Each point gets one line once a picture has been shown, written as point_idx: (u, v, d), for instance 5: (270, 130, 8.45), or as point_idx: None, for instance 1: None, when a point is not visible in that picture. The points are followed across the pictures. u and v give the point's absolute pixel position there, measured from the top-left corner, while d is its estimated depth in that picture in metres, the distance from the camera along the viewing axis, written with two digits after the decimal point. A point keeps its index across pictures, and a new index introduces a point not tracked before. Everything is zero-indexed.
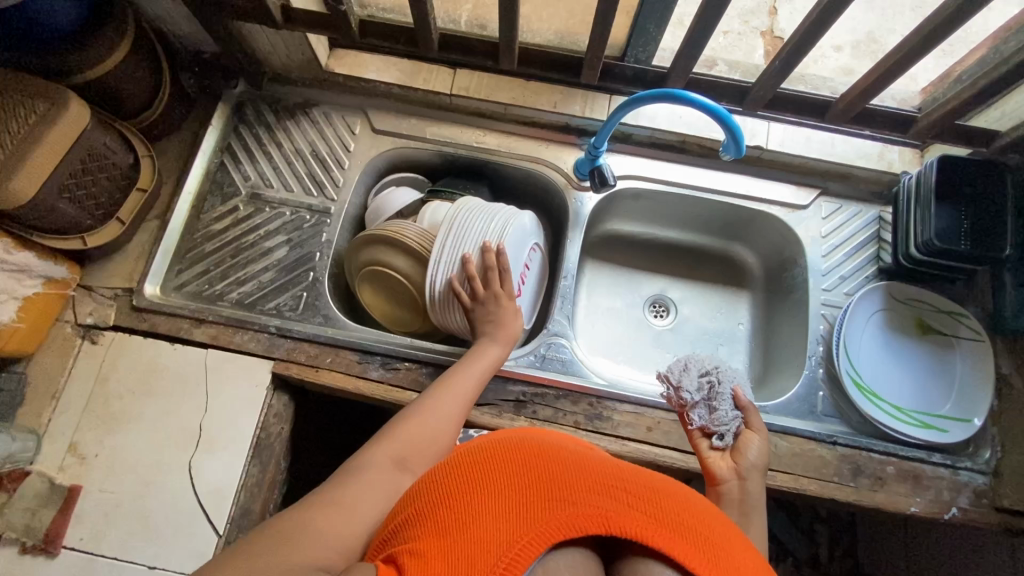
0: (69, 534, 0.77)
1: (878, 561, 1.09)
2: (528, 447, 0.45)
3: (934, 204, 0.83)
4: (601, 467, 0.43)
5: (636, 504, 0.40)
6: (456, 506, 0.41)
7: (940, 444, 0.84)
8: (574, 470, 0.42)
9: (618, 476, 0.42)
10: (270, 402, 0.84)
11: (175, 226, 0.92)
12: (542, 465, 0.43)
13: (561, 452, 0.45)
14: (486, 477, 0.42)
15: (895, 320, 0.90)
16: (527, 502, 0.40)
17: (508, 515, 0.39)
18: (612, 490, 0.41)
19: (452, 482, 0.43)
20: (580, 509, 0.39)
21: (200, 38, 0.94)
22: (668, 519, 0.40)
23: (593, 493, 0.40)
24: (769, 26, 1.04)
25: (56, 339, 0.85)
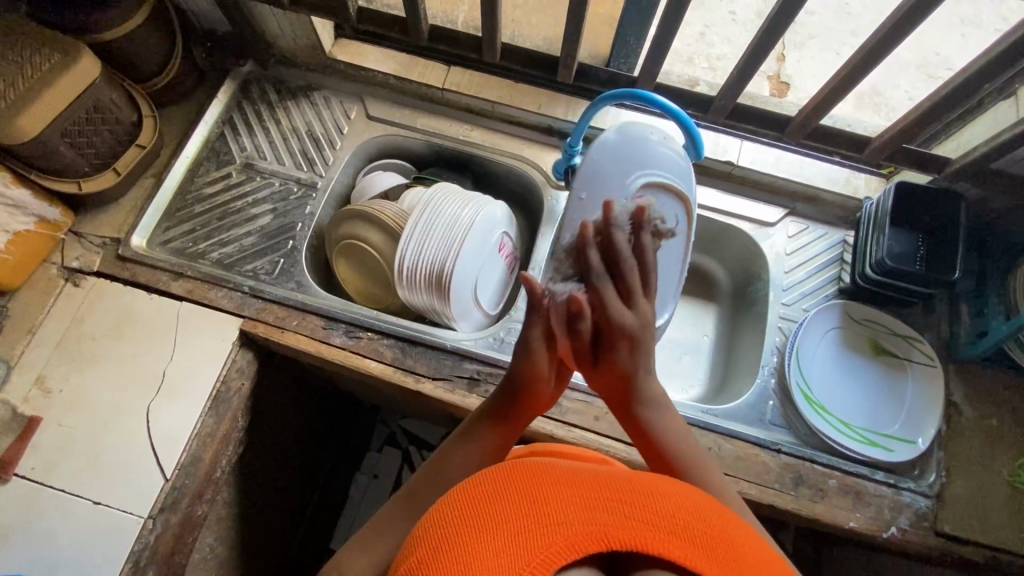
0: (23, 463, 0.80)
1: None
2: (514, 468, 0.40)
3: (889, 227, 0.86)
4: (588, 477, 0.40)
5: (643, 516, 0.37)
6: (454, 546, 0.36)
7: (884, 462, 0.85)
8: (567, 485, 0.38)
9: (613, 488, 0.39)
10: (234, 357, 0.87)
11: (169, 186, 0.98)
12: (532, 480, 0.39)
13: (552, 466, 0.41)
14: (480, 511, 0.38)
15: (850, 339, 0.92)
16: (527, 529, 0.36)
17: (514, 549, 0.35)
18: (613, 505, 0.37)
19: (446, 523, 0.38)
20: (580, 528, 0.36)
21: (216, 17, 1.02)
22: (676, 528, 0.37)
23: (592, 509, 0.37)
24: None
25: (41, 278, 0.89)
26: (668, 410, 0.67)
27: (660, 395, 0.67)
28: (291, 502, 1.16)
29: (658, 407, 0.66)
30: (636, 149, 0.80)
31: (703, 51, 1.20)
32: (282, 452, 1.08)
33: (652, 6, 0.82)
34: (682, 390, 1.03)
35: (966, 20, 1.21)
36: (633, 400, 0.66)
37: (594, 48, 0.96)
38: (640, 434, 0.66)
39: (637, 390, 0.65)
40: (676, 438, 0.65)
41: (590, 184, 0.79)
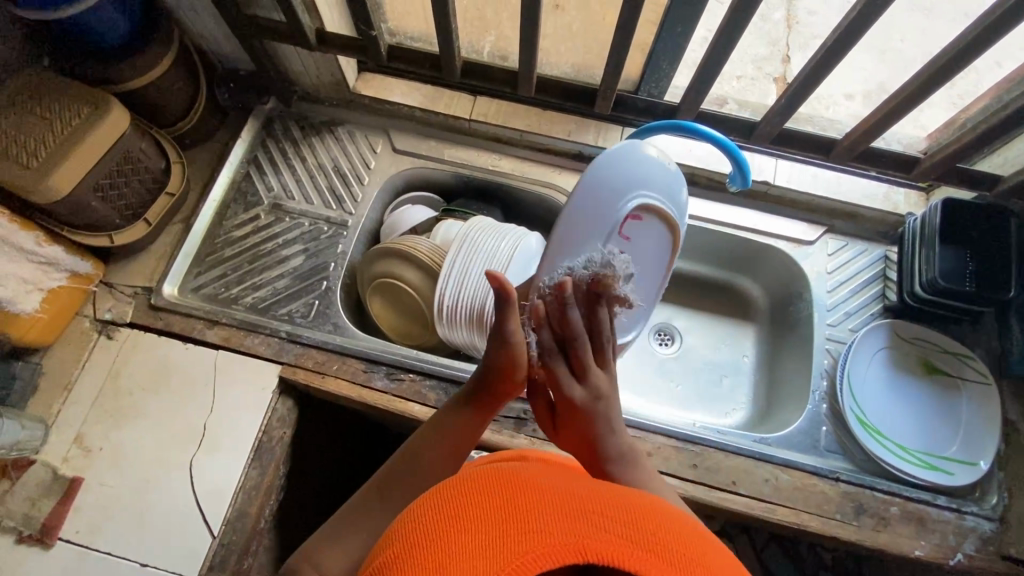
0: (67, 526, 0.78)
1: None
2: (507, 478, 0.40)
3: (939, 245, 0.84)
4: (577, 492, 0.38)
5: (625, 531, 0.35)
6: (433, 545, 0.35)
7: (945, 486, 0.83)
8: (554, 497, 0.37)
9: (600, 504, 0.37)
10: (275, 406, 0.86)
11: (198, 230, 0.96)
12: (520, 490, 0.38)
13: (541, 479, 0.40)
14: (463, 515, 0.37)
15: (900, 359, 0.90)
16: (503, 532, 0.35)
17: (487, 550, 0.34)
18: (596, 519, 0.36)
19: (427, 524, 0.37)
20: (557, 538, 0.34)
21: (238, 58, 1.00)
22: (657, 549, 0.35)
23: (573, 519, 0.35)
24: (782, 74, 1.15)
25: (74, 332, 0.88)
26: (642, 468, 0.64)
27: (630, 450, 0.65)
28: None
29: (631, 465, 0.64)
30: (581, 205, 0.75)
31: None
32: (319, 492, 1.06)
33: (688, 33, 0.80)
34: (726, 414, 1.00)
35: (971, 14, 1.18)
36: (597, 455, 0.64)
37: (624, 73, 0.94)
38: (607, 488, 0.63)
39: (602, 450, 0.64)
40: (655, 504, 0.61)
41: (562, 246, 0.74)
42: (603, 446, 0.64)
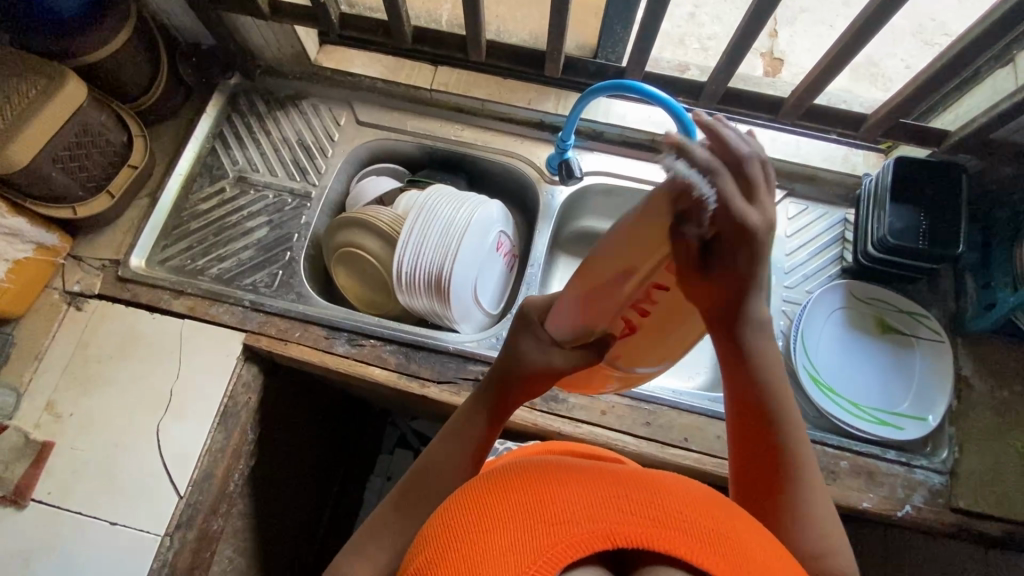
0: (39, 488, 0.81)
1: None
2: (526, 470, 0.40)
3: (889, 203, 0.85)
4: (599, 476, 0.39)
5: (650, 512, 0.36)
6: (463, 543, 0.36)
7: (896, 441, 0.84)
8: (576, 486, 0.38)
9: (622, 485, 0.38)
10: (240, 371, 0.88)
11: (164, 204, 0.98)
12: (541, 481, 0.38)
13: (559, 465, 0.40)
14: (488, 511, 0.37)
15: (855, 319, 0.91)
16: (532, 526, 0.35)
17: (519, 543, 0.35)
18: (621, 504, 0.36)
19: (456, 522, 0.38)
20: (584, 526, 0.35)
21: (199, 31, 1.01)
22: (687, 527, 0.36)
23: (598, 506, 0.36)
24: (769, 48, 1.16)
25: (44, 304, 0.90)
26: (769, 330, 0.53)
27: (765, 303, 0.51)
28: (305, 512, 1.16)
29: (762, 328, 0.51)
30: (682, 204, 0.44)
31: (692, 30, 1.16)
32: (296, 462, 1.09)
33: None
34: (686, 379, 1.02)
35: None
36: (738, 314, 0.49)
37: (584, 40, 0.94)
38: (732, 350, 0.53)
39: (738, 311, 0.49)
40: (776, 380, 0.54)
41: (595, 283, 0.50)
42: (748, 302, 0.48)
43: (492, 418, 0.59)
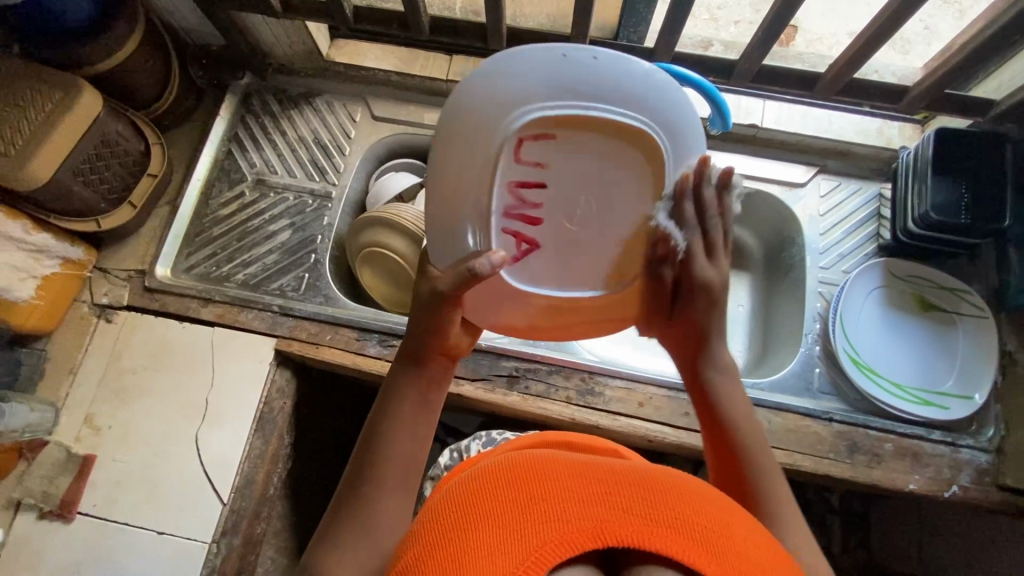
0: (84, 501, 0.82)
1: None
2: (516, 465, 0.39)
3: (930, 176, 0.82)
4: (592, 470, 0.37)
5: (643, 509, 0.34)
6: (448, 543, 0.35)
7: (940, 421, 0.83)
8: (565, 481, 0.36)
9: (615, 481, 0.36)
10: (273, 377, 0.87)
11: (185, 211, 0.97)
12: (531, 474, 0.37)
13: (551, 459, 0.39)
14: (476, 510, 0.36)
15: (894, 297, 0.89)
16: (520, 523, 0.34)
17: (506, 545, 0.33)
18: (613, 500, 0.35)
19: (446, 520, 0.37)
20: (573, 524, 0.33)
21: (208, 32, 0.99)
22: (680, 524, 0.34)
23: (588, 502, 0.34)
24: None
25: (73, 318, 0.90)
26: (739, 376, 0.60)
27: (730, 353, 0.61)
28: None
29: (728, 373, 0.60)
30: (511, 87, 0.50)
31: (702, 1, 1.12)
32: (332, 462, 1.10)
33: None
34: None
35: None
36: (699, 354, 0.60)
37: (603, 20, 0.90)
38: (697, 386, 0.60)
39: (701, 348, 0.60)
40: (742, 408, 0.58)
41: (451, 183, 0.51)
42: (706, 342, 0.60)
43: (421, 385, 0.58)
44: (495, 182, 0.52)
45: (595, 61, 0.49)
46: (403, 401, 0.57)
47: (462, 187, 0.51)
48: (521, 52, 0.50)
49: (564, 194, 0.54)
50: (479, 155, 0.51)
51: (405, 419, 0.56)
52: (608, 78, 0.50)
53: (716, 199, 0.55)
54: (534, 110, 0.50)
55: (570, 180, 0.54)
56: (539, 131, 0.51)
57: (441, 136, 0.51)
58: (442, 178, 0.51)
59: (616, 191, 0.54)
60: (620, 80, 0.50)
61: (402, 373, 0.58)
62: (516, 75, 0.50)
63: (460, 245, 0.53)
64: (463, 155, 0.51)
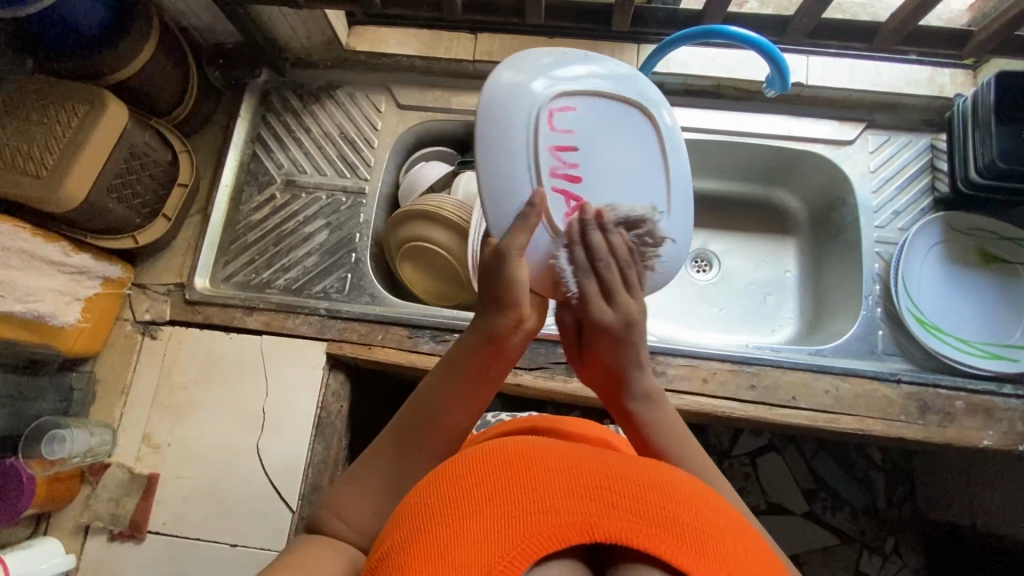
0: (153, 520, 0.81)
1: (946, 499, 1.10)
2: (506, 451, 0.37)
3: (993, 124, 0.78)
4: (582, 461, 0.36)
5: (633, 506, 0.33)
6: (435, 529, 0.34)
7: (1012, 374, 0.81)
8: (554, 473, 0.35)
9: (603, 474, 0.35)
10: (328, 381, 0.86)
11: (217, 219, 0.94)
12: (520, 462, 0.36)
13: (542, 447, 0.38)
14: (464, 495, 0.35)
15: (956, 252, 0.87)
16: (508, 514, 0.33)
17: (494, 533, 0.32)
18: (602, 496, 0.33)
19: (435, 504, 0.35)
20: (559, 518, 0.32)
21: (221, 29, 0.95)
22: (667, 521, 0.33)
23: (574, 496, 0.33)
24: None
25: (119, 337, 0.88)
26: (671, 412, 0.57)
27: (656, 384, 0.57)
28: None
29: (657, 407, 0.56)
30: (535, 79, 0.59)
31: None
32: None
33: None
34: (774, 331, 0.98)
35: None
36: (621, 391, 0.57)
37: None
38: (636, 434, 0.56)
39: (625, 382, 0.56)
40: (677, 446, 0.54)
41: (499, 156, 0.56)
42: (627, 374, 0.56)
43: (479, 369, 0.55)
44: (537, 143, 0.57)
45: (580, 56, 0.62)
46: (465, 380, 0.55)
47: (512, 150, 0.57)
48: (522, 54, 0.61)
49: (593, 153, 0.61)
50: (518, 125, 0.57)
51: (461, 401, 0.55)
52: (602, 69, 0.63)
53: (601, 243, 0.56)
54: (557, 88, 0.59)
55: (596, 144, 0.61)
56: (565, 105, 0.60)
57: (483, 116, 0.57)
58: (490, 154, 0.56)
59: (631, 149, 0.62)
60: (607, 76, 0.62)
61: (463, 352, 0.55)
62: (536, 72, 0.59)
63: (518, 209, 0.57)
64: (501, 125, 0.57)
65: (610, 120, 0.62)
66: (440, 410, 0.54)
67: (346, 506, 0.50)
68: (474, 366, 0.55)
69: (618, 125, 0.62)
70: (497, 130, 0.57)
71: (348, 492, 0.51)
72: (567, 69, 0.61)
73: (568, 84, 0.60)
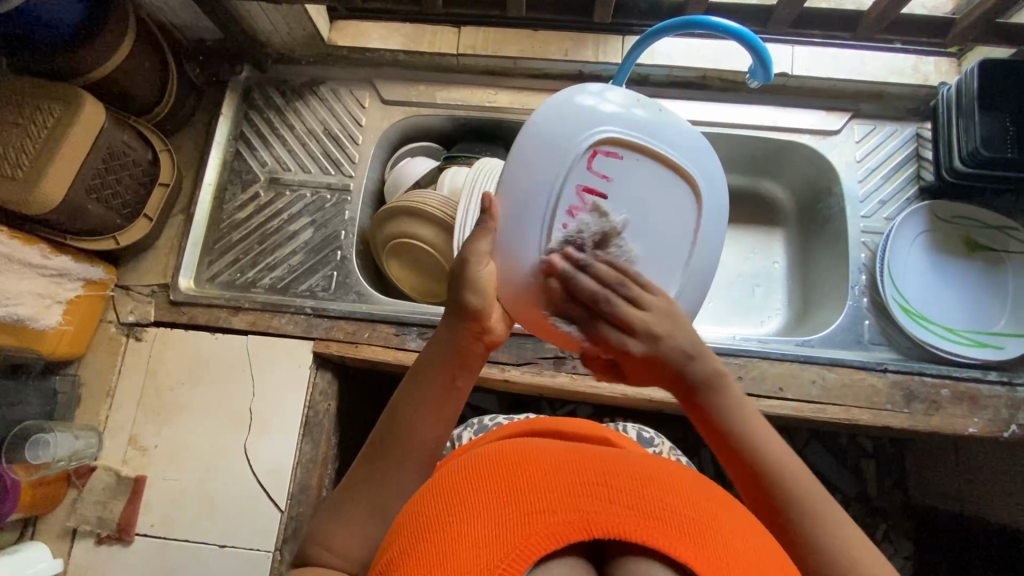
0: (141, 523, 0.81)
1: (936, 485, 1.11)
2: (501, 456, 0.37)
3: (977, 112, 0.78)
4: (578, 460, 0.36)
5: (629, 500, 0.33)
6: (432, 537, 0.33)
7: (996, 361, 0.82)
8: (551, 473, 0.35)
9: (599, 471, 0.35)
10: (315, 380, 0.85)
11: (200, 218, 0.93)
12: (515, 466, 0.36)
13: (538, 451, 0.38)
14: (462, 500, 0.35)
15: (941, 241, 0.87)
16: (505, 516, 0.33)
17: (491, 536, 0.32)
18: (598, 492, 0.33)
19: (431, 513, 0.35)
20: (557, 516, 0.32)
21: (200, 25, 0.93)
22: (665, 515, 0.33)
23: (572, 494, 0.33)
24: None
25: (103, 339, 0.87)
26: (738, 391, 0.50)
27: (716, 365, 0.50)
28: None
29: (722, 391, 0.49)
30: (581, 115, 0.53)
31: None
32: None
33: None
34: (762, 322, 0.98)
35: None
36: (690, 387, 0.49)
37: None
38: (709, 426, 0.49)
39: (683, 378, 0.49)
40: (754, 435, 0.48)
41: (521, 179, 0.52)
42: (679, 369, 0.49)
43: (449, 372, 0.53)
44: (554, 187, 0.52)
45: (646, 104, 0.54)
46: (434, 390, 0.52)
47: (531, 189, 0.52)
48: (610, 89, 0.54)
49: (627, 205, 0.52)
50: (544, 164, 0.52)
51: (432, 413, 0.52)
52: (670, 126, 0.53)
53: (587, 283, 0.50)
54: (604, 130, 0.52)
55: (634, 204, 0.52)
56: (610, 150, 0.52)
57: (517, 144, 0.53)
58: (514, 173, 0.53)
59: (671, 220, 0.53)
60: (674, 133, 0.54)
61: (430, 357, 0.53)
62: (589, 109, 0.53)
63: (519, 240, 0.53)
64: (530, 159, 0.52)
65: (649, 178, 0.53)
66: (412, 424, 0.51)
67: (330, 541, 0.48)
68: (440, 375, 0.53)
69: (669, 186, 0.53)
70: (524, 164, 0.52)
71: (332, 526, 0.48)
72: (634, 113, 0.53)
73: (626, 129, 0.52)
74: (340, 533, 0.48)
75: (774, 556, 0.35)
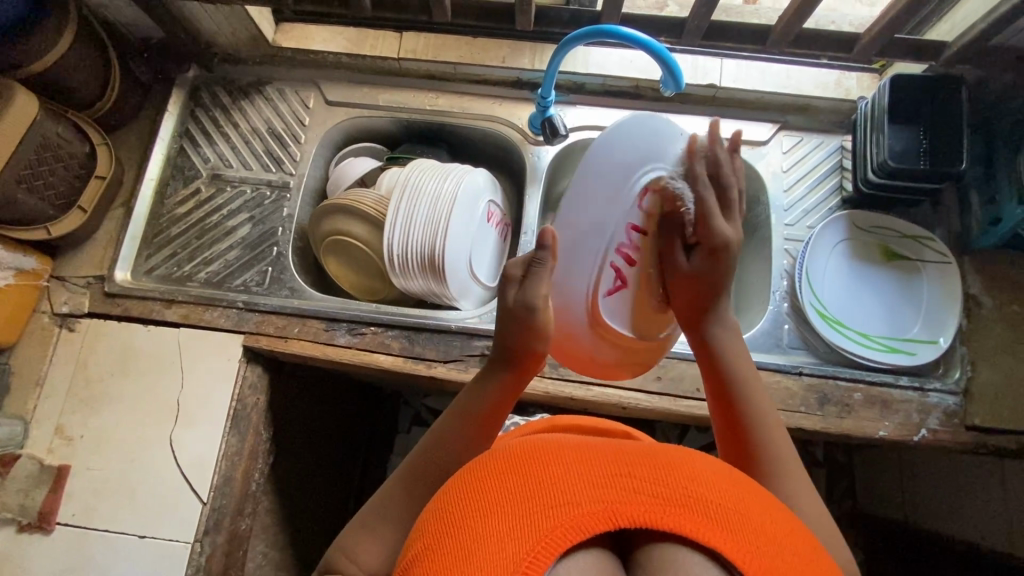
0: (62, 512, 0.81)
1: (881, 494, 1.13)
2: (520, 448, 0.36)
3: (887, 125, 0.81)
4: (600, 450, 0.35)
5: (655, 489, 0.32)
6: (452, 536, 0.32)
7: (907, 367, 0.84)
8: (573, 463, 0.33)
9: (620, 461, 0.33)
10: (244, 374, 0.86)
11: (140, 213, 0.94)
12: (533, 458, 0.34)
13: (557, 441, 0.36)
14: (479, 495, 0.33)
15: (859, 250, 0.90)
16: (526, 510, 0.31)
17: (515, 532, 0.30)
18: (623, 482, 0.32)
19: (450, 513, 0.33)
20: (584, 508, 0.31)
21: (144, 24, 0.96)
22: (693, 502, 0.32)
23: (597, 485, 0.32)
24: None
25: (35, 329, 0.88)
26: (744, 350, 0.63)
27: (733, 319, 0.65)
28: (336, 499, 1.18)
29: (734, 335, 0.63)
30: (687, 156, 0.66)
31: None
32: (318, 453, 1.10)
33: None
34: None
35: None
36: (710, 313, 0.64)
37: None
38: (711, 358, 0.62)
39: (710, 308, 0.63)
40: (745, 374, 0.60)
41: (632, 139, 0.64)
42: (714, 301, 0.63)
43: (494, 405, 0.59)
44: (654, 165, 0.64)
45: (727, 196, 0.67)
46: (479, 419, 0.58)
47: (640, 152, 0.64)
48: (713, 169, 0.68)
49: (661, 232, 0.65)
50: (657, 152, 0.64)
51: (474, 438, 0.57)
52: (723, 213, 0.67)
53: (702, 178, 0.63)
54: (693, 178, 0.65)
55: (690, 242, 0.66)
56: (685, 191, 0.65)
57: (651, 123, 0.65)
58: (631, 133, 0.64)
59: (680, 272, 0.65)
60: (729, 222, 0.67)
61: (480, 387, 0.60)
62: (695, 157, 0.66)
63: (606, 172, 0.64)
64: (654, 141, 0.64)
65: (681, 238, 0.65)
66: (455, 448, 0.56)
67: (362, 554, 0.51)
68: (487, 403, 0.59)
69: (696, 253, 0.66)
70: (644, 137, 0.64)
71: (363, 538, 0.52)
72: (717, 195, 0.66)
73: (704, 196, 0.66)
74: (371, 545, 0.51)
75: (806, 545, 0.33)
